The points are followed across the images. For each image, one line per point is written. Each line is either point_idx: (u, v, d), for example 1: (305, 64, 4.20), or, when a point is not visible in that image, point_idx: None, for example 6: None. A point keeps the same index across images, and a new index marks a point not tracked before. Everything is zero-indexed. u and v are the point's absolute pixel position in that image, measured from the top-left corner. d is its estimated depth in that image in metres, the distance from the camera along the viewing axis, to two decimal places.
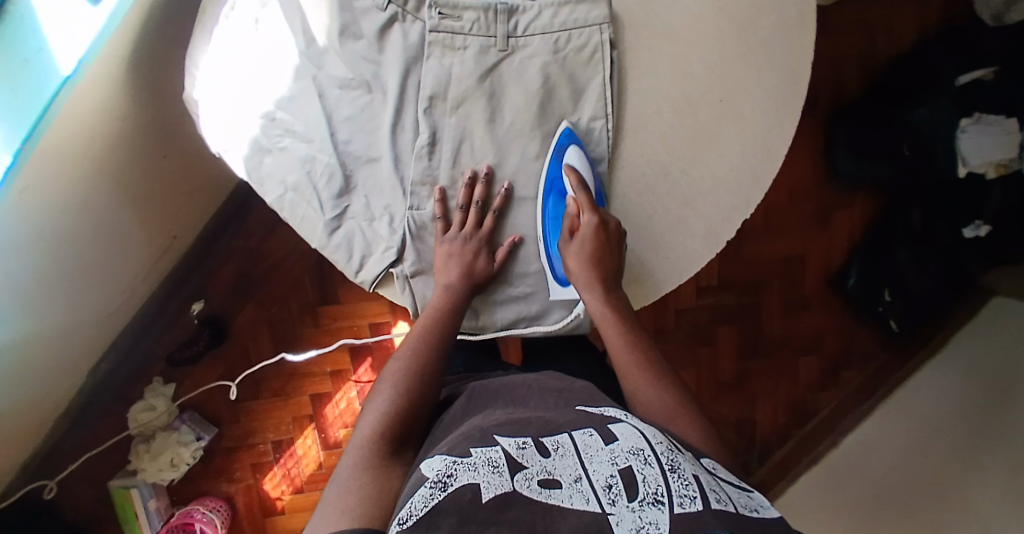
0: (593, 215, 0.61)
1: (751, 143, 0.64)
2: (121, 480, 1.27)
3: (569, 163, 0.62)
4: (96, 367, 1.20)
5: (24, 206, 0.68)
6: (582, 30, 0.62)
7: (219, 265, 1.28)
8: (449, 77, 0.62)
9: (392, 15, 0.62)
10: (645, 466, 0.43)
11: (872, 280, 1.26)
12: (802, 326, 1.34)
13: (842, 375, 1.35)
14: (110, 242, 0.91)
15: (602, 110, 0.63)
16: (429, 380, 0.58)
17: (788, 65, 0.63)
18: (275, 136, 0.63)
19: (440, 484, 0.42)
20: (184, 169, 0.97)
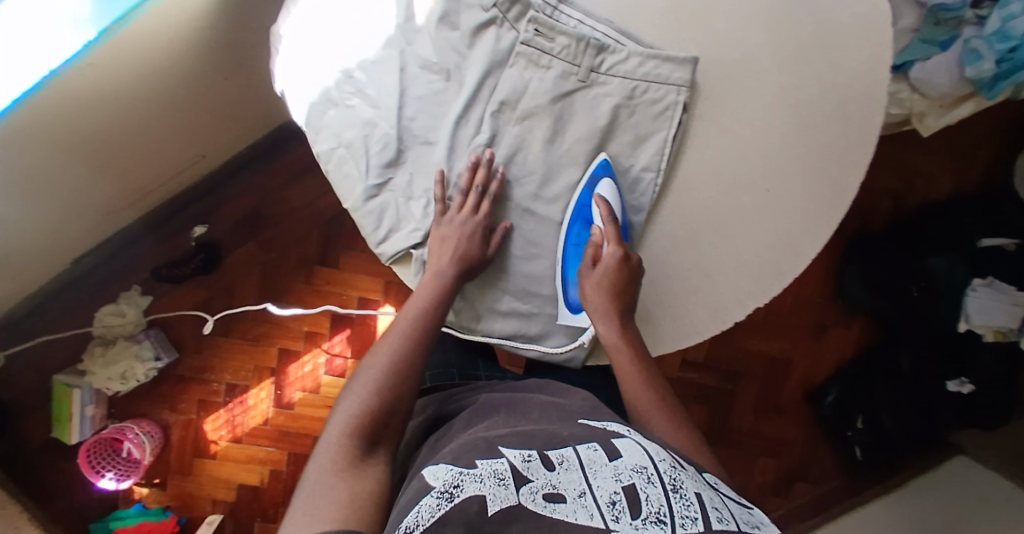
0: (618, 247, 0.63)
1: (781, 241, 0.65)
2: (66, 376, 1.24)
3: (600, 194, 0.64)
4: (82, 259, 1.19)
5: (81, 78, 0.68)
6: (661, 86, 0.63)
7: (231, 196, 1.27)
8: (525, 90, 0.64)
9: (491, 17, 0.64)
10: (648, 485, 0.45)
11: (851, 404, 1.28)
12: (769, 428, 1.34)
13: (793, 487, 1.35)
14: (140, 141, 0.91)
15: (655, 164, 0.65)
16: (409, 377, 0.58)
17: (833, 179, 0.64)
18: (347, 94, 0.64)
19: (447, 494, 0.42)
20: (240, 95, 0.98)
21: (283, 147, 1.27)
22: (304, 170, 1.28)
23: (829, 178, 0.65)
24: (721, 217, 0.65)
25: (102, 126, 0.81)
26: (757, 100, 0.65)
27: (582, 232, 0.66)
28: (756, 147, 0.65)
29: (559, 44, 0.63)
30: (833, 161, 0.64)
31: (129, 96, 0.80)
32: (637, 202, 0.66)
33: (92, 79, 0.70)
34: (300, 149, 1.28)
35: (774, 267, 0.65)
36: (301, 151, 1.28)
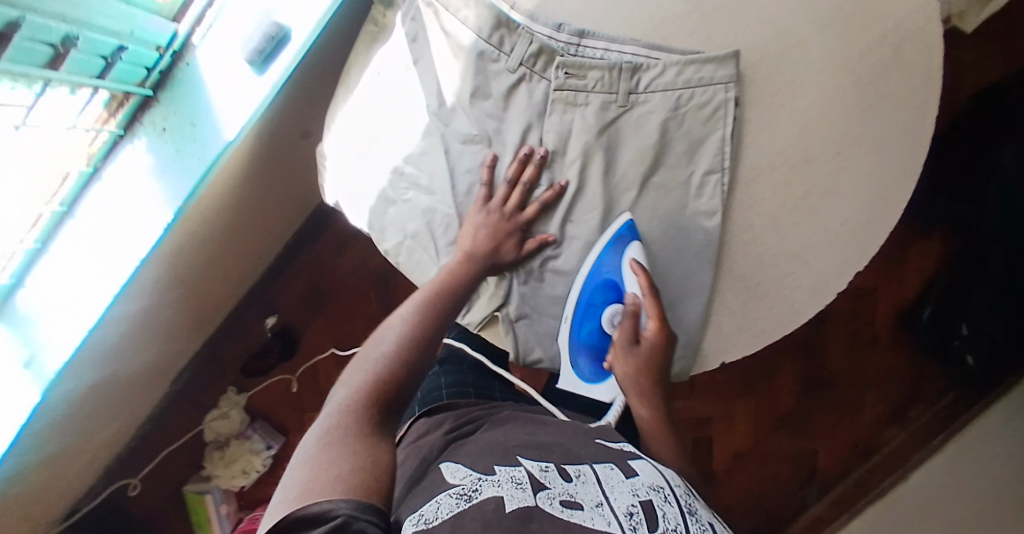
0: (660, 331, 0.65)
1: (855, 204, 0.65)
2: (195, 484, 1.31)
3: (632, 260, 0.64)
4: (178, 376, 1.25)
5: (173, 243, 0.70)
6: (707, 88, 0.63)
7: (291, 281, 1.31)
8: (570, 132, 0.65)
9: (520, 76, 0.65)
10: (665, 503, 0.53)
11: (948, 315, 1.22)
12: (870, 362, 1.31)
13: (910, 412, 1.30)
14: (214, 271, 0.92)
15: (717, 164, 0.64)
16: (420, 354, 0.60)
17: (907, 131, 0.64)
18: (402, 187, 0.68)
19: (466, 495, 0.49)
20: (292, 198, 0.99)
21: (325, 221, 1.30)
22: (350, 236, 1.31)
23: (905, 124, 0.64)
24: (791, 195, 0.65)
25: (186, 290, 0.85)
26: (807, 68, 0.64)
27: (606, 294, 0.67)
28: (817, 116, 0.64)
29: (593, 79, 0.64)
30: (890, 114, 0.64)
31: (213, 242, 0.82)
32: (708, 205, 0.64)
33: (184, 240, 0.72)
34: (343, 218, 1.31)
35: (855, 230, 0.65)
36: (341, 220, 1.30)
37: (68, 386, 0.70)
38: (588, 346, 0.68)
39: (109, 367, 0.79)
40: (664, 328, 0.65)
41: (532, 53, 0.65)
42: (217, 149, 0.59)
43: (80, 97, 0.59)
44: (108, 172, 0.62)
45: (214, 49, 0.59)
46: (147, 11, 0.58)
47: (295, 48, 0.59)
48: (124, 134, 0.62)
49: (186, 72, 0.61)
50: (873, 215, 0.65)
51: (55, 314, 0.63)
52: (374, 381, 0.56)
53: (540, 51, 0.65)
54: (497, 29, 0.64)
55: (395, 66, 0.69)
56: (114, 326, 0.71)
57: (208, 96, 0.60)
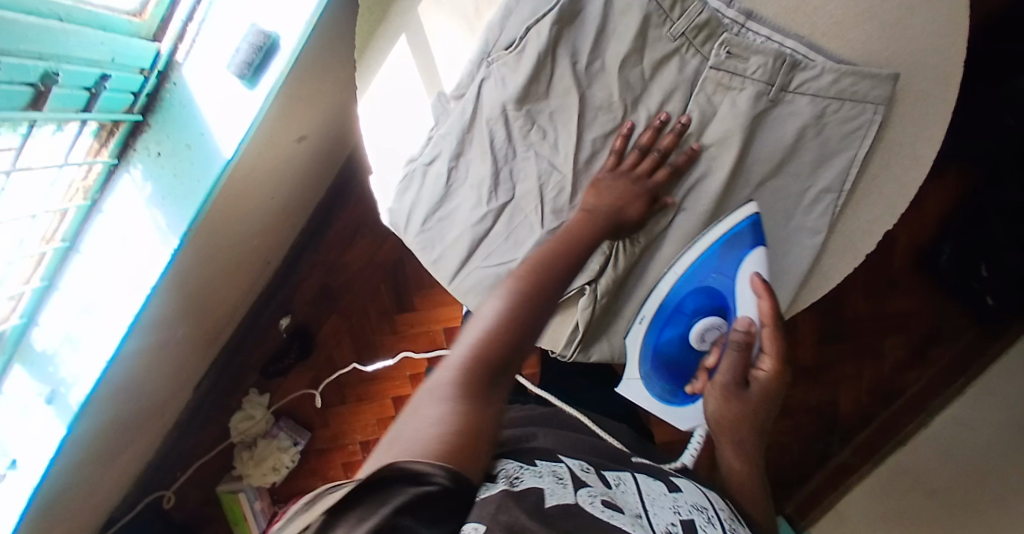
0: (773, 366, 0.65)
1: (878, 164, 0.64)
2: (227, 485, 1.31)
3: (753, 273, 0.62)
4: (200, 382, 1.26)
5: (183, 265, 0.69)
6: (857, 104, 0.60)
7: (303, 279, 1.31)
8: (714, 115, 0.61)
9: (677, 47, 0.60)
10: (706, 523, 0.53)
11: (967, 256, 1.19)
12: (889, 309, 1.30)
13: (931, 354, 1.29)
14: (223, 283, 0.91)
15: (837, 185, 0.63)
16: (544, 308, 0.54)
17: (936, 76, 0.61)
18: (524, 142, 0.62)
19: (511, 480, 0.49)
20: (296, 200, 0.98)
21: (330, 217, 1.29)
22: (355, 230, 1.29)
23: (934, 72, 0.61)
24: (808, 161, 0.62)
25: (197, 303, 0.84)
26: (827, 19, 0.60)
27: (698, 302, 0.64)
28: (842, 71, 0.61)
29: (754, 64, 0.59)
30: (914, 62, 0.60)
31: (224, 255, 0.81)
32: (813, 222, 0.64)
33: (195, 258, 0.71)
34: (346, 212, 1.29)
35: (875, 191, 0.64)
36: (345, 215, 1.29)
37: (92, 418, 0.70)
38: (665, 352, 0.66)
39: (130, 392, 0.79)
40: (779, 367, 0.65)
41: (697, 24, 0.59)
42: (219, 167, 0.57)
43: (67, 132, 0.57)
44: (108, 204, 0.61)
45: (203, 66, 0.57)
46: (126, 35, 0.55)
47: (286, 55, 0.56)
48: (118, 163, 0.60)
49: (174, 92, 0.58)
50: (897, 175, 0.64)
51: (75, 350, 0.63)
52: (498, 333, 0.51)
53: (706, 24, 0.59)
54: None
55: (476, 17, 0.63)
56: (131, 356, 0.70)
57: (201, 114, 0.57)
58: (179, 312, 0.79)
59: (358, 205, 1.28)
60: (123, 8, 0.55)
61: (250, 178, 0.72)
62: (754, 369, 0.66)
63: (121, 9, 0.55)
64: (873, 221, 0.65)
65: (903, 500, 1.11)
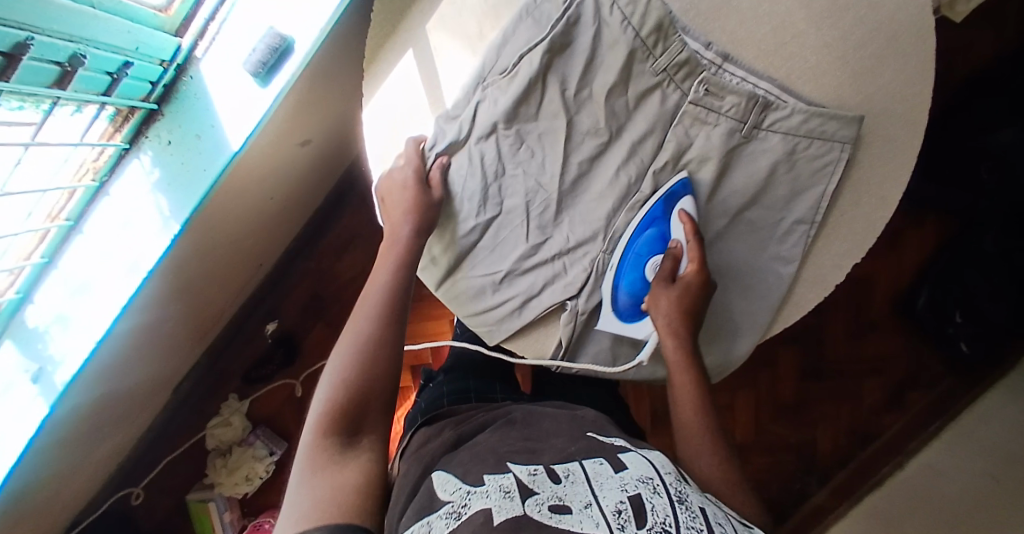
0: (698, 272, 0.66)
1: (847, 198, 0.68)
2: (197, 493, 1.29)
3: (682, 209, 0.66)
4: (181, 385, 1.26)
5: (181, 252, 0.71)
6: (824, 144, 0.64)
7: (293, 287, 1.32)
8: (689, 146, 0.65)
9: (658, 81, 0.63)
10: (654, 494, 0.54)
11: (942, 301, 1.22)
12: (867, 350, 1.32)
13: (908, 397, 1.31)
14: (215, 281, 0.92)
15: (809, 216, 0.67)
16: (371, 358, 0.61)
17: (903, 121, 0.65)
18: (512, 163, 0.65)
19: (456, 512, 0.52)
20: (294, 204, 0.99)
21: (324, 229, 1.32)
22: (349, 241, 1.31)
23: (902, 118, 0.65)
24: (782, 191, 0.66)
25: (189, 297, 0.85)
26: (801, 64, 0.64)
27: (649, 243, 0.67)
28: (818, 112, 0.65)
29: (729, 103, 0.63)
30: (885, 106, 0.65)
31: (218, 252, 0.83)
32: (787, 251, 0.68)
33: (193, 249, 0.73)
34: (340, 224, 1.32)
35: (846, 224, 0.68)
36: (340, 227, 1.31)
37: (75, 401, 0.71)
38: (634, 294, 0.69)
39: (113, 381, 0.80)
40: (705, 273, 0.67)
41: (677, 62, 0.62)
42: (226, 158, 0.60)
43: (85, 113, 0.59)
44: (115, 188, 0.63)
45: (218, 62, 0.60)
46: (150, 26, 0.58)
47: (299, 58, 0.59)
48: (129, 148, 0.62)
49: (190, 85, 0.61)
50: (868, 210, 0.68)
51: (65, 329, 0.64)
52: (332, 400, 0.58)
53: (687, 62, 0.62)
54: (655, 31, 0.60)
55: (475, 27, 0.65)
56: (121, 340, 0.71)
57: (212, 107, 0.60)
58: (171, 303, 0.80)
59: (352, 218, 1.31)
60: (150, 3, 0.58)
61: (254, 172, 0.74)
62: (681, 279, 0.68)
63: (149, 3, 0.58)
64: (843, 250, 0.69)
65: None
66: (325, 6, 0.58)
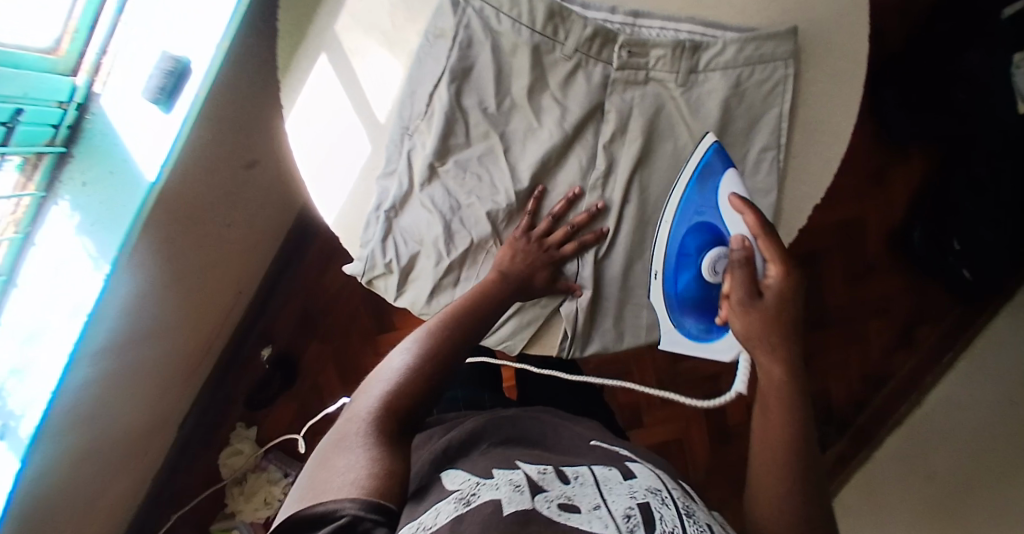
0: (782, 270, 0.58)
1: (804, 123, 0.64)
2: (222, 522, 1.31)
3: (730, 189, 0.60)
4: (185, 421, 1.26)
5: (127, 290, 0.71)
6: (767, 65, 0.61)
7: (282, 308, 1.32)
8: (630, 109, 0.62)
9: (576, 62, 0.62)
10: (663, 504, 0.51)
11: (936, 234, 1.16)
12: (867, 293, 1.26)
13: (917, 334, 1.25)
14: (187, 315, 0.91)
15: (774, 141, 0.63)
16: (449, 355, 0.56)
17: (839, 33, 0.63)
18: (464, 193, 0.63)
19: (464, 499, 0.48)
20: (259, 225, 0.98)
21: (303, 245, 1.31)
22: (331, 255, 1.31)
23: (838, 47, 0.63)
24: (739, 125, 0.62)
25: (160, 333, 0.85)
26: (728, 9, 0.63)
27: (700, 239, 0.61)
28: None
29: (655, 57, 0.61)
30: (824, 35, 0.63)
31: (173, 289, 0.83)
32: (762, 183, 0.63)
33: (140, 286, 0.74)
34: (319, 238, 1.32)
35: (811, 151, 0.65)
36: (319, 241, 1.31)
37: (51, 452, 0.71)
38: (693, 309, 0.62)
39: (92, 426, 0.80)
40: (788, 269, 0.58)
41: (587, 37, 0.61)
42: (143, 190, 0.60)
43: None
44: (40, 236, 0.61)
45: (122, 93, 0.60)
46: (39, 70, 0.57)
47: (198, 77, 0.60)
48: (46, 196, 0.61)
49: (95, 122, 0.61)
50: (822, 144, 0.64)
51: (21, 383, 0.63)
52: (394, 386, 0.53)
53: (596, 35, 0.61)
54: (550, 19, 0.60)
55: (377, 23, 0.64)
56: (87, 384, 0.72)
57: (121, 141, 0.60)
58: (138, 342, 0.80)
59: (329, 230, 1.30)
60: (36, 48, 0.58)
61: (186, 206, 0.75)
62: (764, 282, 0.59)
63: (34, 48, 0.58)
64: (804, 190, 0.65)
65: (902, 487, 1.09)
66: (216, 23, 0.60)
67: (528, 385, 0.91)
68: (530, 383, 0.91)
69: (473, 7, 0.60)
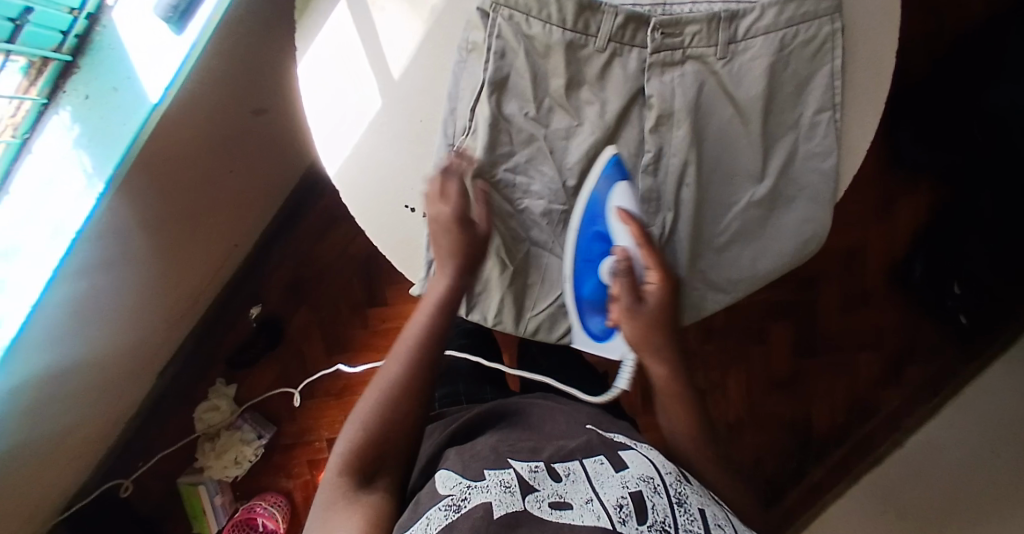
0: (661, 279, 0.61)
1: (854, 84, 0.63)
2: (189, 477, 1.30)
3: (619, 203, 0.62)
4: (164, 371, 1.26)
5: (114, 215, 0.70)
6: (811, 23, 0.60)
7: (274, 268, 1.31)
8: (673, 92, 0.61)
9: (611, 52, 0.62)
10: (655, 494, 0.51)
11: (940, 272, 1.15)
12: (862, 325, 1.25)
13: (907, 372, 1.24)
14: (172, 259, 0.90)
15: (828, 102, 0.62)
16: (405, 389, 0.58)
17: (876, 15, 0.62)
18: (515, 199, 0.63)
19: (455, 505, 0.49)
20: (256, 179, 0.97)
21: (302, 208, 1.30)
22: (331, 220, 1.30)
23: (875, 7, 0.62)
24: (788, 92, 0.62)
25: (145, 268, 0.84)
26: None
27: (596, 248, 0.63)
28: None
29: (690, 33, 0.61)
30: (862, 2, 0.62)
31: (156, 226, 0.81)
32: (818, 147, 0.63)
33: (125, 216, 0.73)
34: (319, 203, 1.30)
35: (863, 110, 0.63)
36: (320, 206, 1.30)
37: (26, 366, 0.70)
38: (598, 310, 0.65)
39: (67, 356, 0.79)
40: (667, 278, 0.61)
41: (619, 25, 0.61)
42: (146, 110, 0.58)
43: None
44: (37, 146, 0.60)
45: (132, 8, 0.59)
46: None
47: (212, 2, 0.58)
48: (48, 103, 0.61)
49: (104, 34, 0.60)
50: (872, 98, 0.63)
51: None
52: (360, 437, 0.55)
53: (628, 22, 0.61)
54: (581, 13, 0.60)
55: None
56: (65, 306, 0.70)
57: (128, 56, 0.58)
58: (127, 267, 0.80)
59: (330, 197, 1.29)
60: None
61: (175, 145, 0.73)
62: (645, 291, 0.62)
63: None
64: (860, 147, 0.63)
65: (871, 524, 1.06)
66: None
67: (530, 358, 0.87)
68: (531, 357, 0.88)
69: (503, 15, 0.60)
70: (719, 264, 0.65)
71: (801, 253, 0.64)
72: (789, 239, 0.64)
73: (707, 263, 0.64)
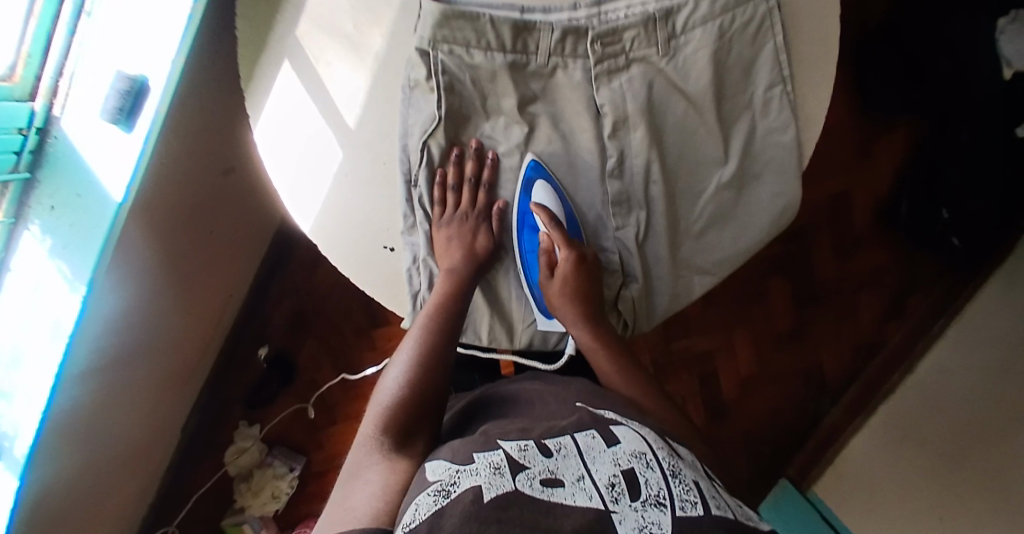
0: (569, 252, 0.63)
1: (802, 55, 0.62)
2: (231, 518, 1.31)
3: (538, 200, 0.63)
4: (185, 424, 1.27)
5: (102, 309, 0.71)
6: (747, 6, 0.60)
7: (273, 307, 1.33)
8: (622, 97, 0.61)
9: (553, 64, 0.62)
10: (648, 469, 0.48)
11: (927, 198, 1.14)
12: (858, 264, 1.25)
13: (910, 303, 1.23)
14: (169, 326, 0.91)
15: (777, 77, 0.62)
16: (431, 370, 0.60)
17: None
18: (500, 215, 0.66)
19: (444, 490, 0.45)
20: (236, 229, 0.97)
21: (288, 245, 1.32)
22: (319, 253, 1.32)
23: None
24: (736, 74, 0.62)
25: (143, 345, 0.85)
26: None
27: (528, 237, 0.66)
28: None
29: (630, 38, 0.61)
30: None
31: (147, 304, 0.82)
32: (774, 122, 0.62)
33: (115, 303, 0.74)
34: (304, 239, 1.32)
35: (816, 76, 0.63)
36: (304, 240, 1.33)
37: (47, 463, 0.73)
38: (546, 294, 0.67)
39: (86, 443, 0.81)
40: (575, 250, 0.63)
41: (557, 40, 0.61)
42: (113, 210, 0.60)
43: None
44: (13, 262, 0.62)
45: (81, 115, 0.59)
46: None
47: (156, 94, 0.60)
48: (16, 221, 0.62)
49: (57, 145, 0.60)
50: (823, 64, 0.62)
51: (10, 405, 0.65)
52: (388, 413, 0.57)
53: (566, 35, 0.61)
54: (518, 34, 0.60)
55: (336, 45, 0.63)
56: (72, 403, 0.73)
57: (86, 161, 0.60)
58: (128, 350, 0.82)
59: None
60: None
61: (151, 224, 0.74)
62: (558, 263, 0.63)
63: None
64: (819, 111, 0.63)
65: (898, 458, 1.08)
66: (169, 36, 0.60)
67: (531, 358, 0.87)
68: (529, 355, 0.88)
69: (443, 51, 0.60)
70: (699, 249, 0.65)
71: (778, 225, 0.64)
72: (764, 215, 0.64)
73: (687, 251, 0.65)
